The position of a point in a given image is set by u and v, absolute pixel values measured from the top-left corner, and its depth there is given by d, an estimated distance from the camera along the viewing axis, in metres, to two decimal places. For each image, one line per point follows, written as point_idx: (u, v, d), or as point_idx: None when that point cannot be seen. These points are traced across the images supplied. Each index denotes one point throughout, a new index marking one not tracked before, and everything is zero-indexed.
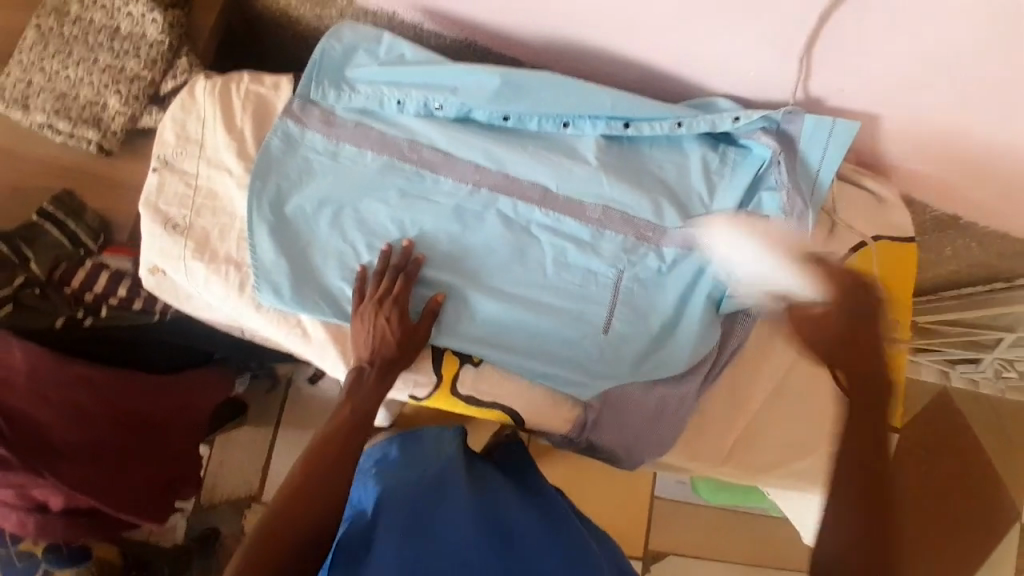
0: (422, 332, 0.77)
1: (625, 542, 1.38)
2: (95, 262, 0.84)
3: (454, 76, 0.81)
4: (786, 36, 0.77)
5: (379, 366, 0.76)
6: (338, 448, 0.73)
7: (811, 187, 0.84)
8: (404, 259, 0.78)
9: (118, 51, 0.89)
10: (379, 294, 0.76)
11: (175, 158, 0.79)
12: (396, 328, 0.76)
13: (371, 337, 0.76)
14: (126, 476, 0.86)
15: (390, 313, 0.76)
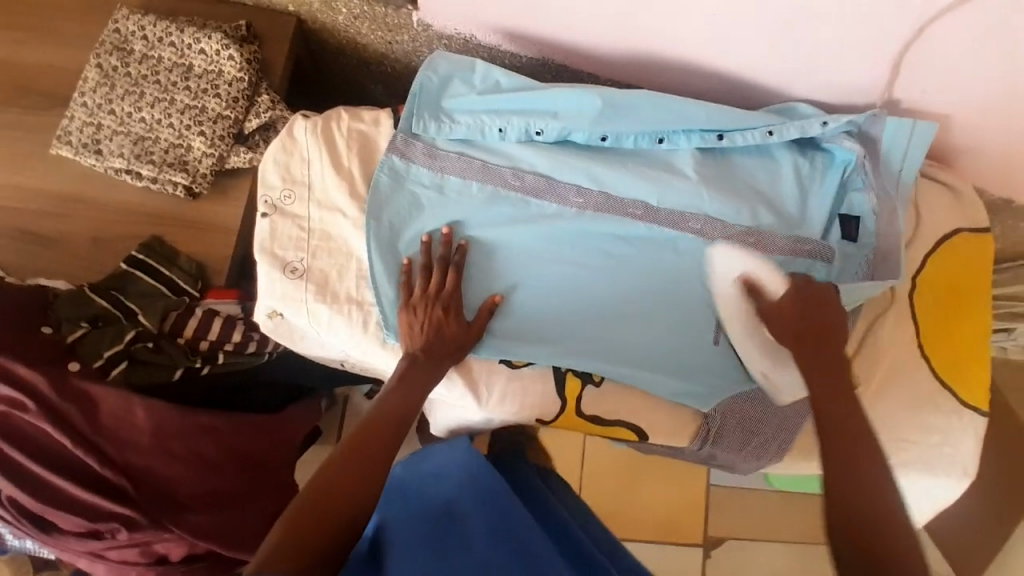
0: (474, 332, 0.77)
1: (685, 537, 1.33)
2: (205, 309, 0.83)
3: (554, 100, 0.83)
4: (878, 44, 0.81)
5: (428, 359, 0.75)
6: (369, 444, 0.69)
7: (895, 185, 0.87)
8: (451, 250, 0.78)
9: (197, 91, 0.88)
10: (433, 287, 0.76)
11: (284, 201, 0.80)
12: (451, 323, 0.76)
13: (424, 329, 0.75)
14: (244, 523, 0.82)
15: (445, 304, 0.76)
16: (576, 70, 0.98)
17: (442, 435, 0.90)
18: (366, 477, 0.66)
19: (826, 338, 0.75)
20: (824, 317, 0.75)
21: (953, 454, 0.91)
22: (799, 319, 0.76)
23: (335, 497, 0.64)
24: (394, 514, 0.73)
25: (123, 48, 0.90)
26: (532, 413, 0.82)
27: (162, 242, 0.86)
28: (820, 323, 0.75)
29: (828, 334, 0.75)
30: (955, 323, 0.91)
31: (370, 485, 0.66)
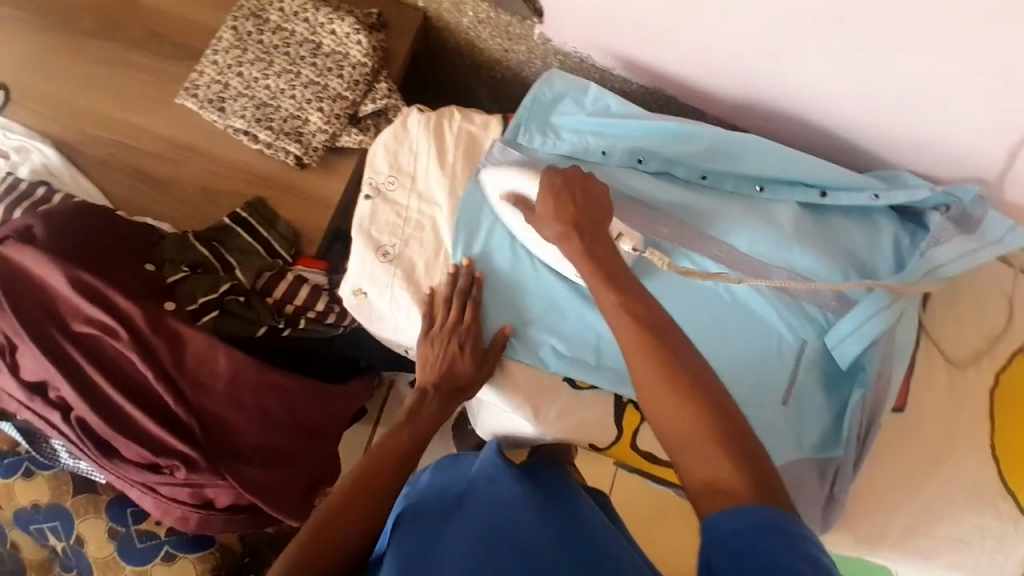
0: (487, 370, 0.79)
1: None
2: (295, 275, 0.86)
3: (660, 132, 0.85)
4: (1003, 132, 0.80)
5: (442, 392, 0.79)
6: (382, 473, 0.72)
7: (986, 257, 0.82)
8: (468, 284, 0.79)
9: (321, 67, 0.92)
10: (450, 322, 0.78)
11: (387, 186, 0.84)
12: (466, 359, 0.77)
13: (439, 362, 0.78)
14: (289, 486, 0.84)
15: (462, 339, 0.78)
16: (685, 105, 0.99)
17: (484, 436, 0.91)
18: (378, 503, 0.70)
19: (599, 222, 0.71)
20: (588, 201, 0.72)
21: (1002, 562, 0.87)
22: (574, 211, 0.72)
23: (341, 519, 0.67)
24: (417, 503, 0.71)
25: (259, 15, 0.95)
26: (585, 434, 0.84)
27: (266, 205, 0.90)
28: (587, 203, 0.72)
29: (601, 222, 0.72)
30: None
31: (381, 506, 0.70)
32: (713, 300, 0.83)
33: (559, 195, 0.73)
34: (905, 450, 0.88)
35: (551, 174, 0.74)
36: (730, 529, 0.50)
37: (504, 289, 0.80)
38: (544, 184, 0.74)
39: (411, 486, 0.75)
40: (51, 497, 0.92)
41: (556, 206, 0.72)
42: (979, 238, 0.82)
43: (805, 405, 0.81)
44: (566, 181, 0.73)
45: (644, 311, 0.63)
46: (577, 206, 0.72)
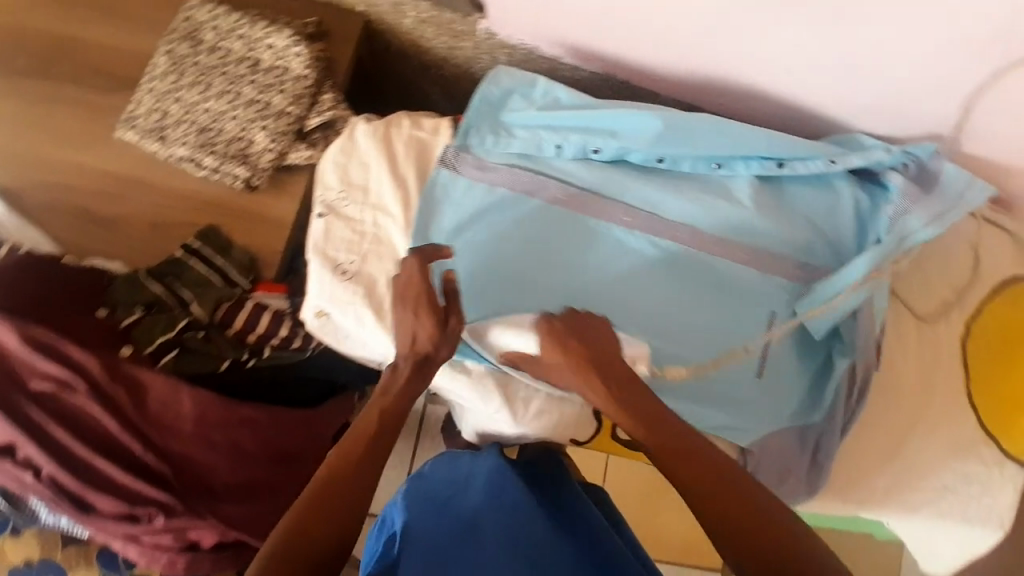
0: (454, 337, 0.70)
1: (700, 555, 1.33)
2: (255, 302, 0.84)
3: (612, 119, 0.83)
4: (958, 85, 0.79)
5: (412, 362, 0.70)
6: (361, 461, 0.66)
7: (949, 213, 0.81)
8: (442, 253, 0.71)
9: (262, 85, 0.88)
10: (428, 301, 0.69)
11: (339, 203, 0.81)
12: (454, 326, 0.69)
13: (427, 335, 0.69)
14: (271, 515, 0.84)
15: (450, 309, 0.70)
16: (639, 88, 0.96)
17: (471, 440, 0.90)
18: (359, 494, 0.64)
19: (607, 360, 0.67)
20: (597, 340, 0.67)
21: (990, 505, 0.87)
22: (604, 373, 0.66)
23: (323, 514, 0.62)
24: (416, 504, 0.74)
25: (193, 37, 0.91)
26: (567, 431, 0.82)
27: (218, 231, 0.87)
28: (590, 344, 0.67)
29: (615, 360, 0.67)
30: (1008, 376, 0.87)
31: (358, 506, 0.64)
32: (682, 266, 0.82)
33: (577, 355, 0.66)
34: (887, 413, 0.88)
35: (547, 318, 0.68)
36: None
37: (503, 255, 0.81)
38: (546, 331, 0.67)
39: (410, 485, 0.76)
40: (41, 552, 0.90)
41: (560, 354, 0.66)
42: (939, 196, 0.81)
43: (776, 376, 0.81)
44: (567, 322, 0.68)
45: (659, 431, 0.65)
46: (581, 351, 0.66)
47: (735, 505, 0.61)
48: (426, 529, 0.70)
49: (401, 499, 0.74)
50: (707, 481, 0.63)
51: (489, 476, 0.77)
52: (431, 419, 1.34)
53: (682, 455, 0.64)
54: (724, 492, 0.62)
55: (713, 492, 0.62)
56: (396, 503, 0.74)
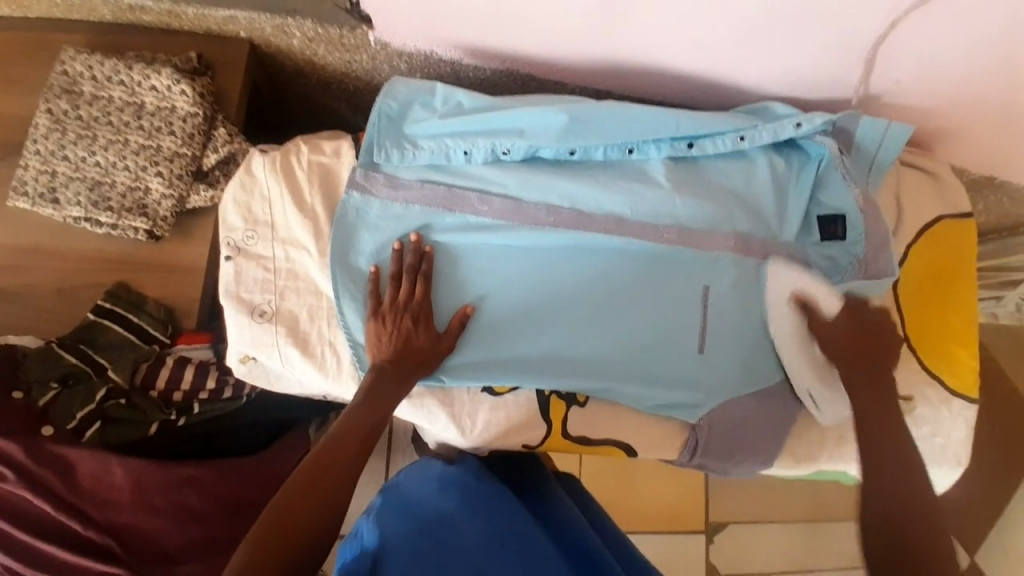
0: (444, 347, 0.76)
1: (685, 522, 1.35)
2: (176, 357, 0.82)
3: (518, 118, 0.81)
4: (847, 37, 0.79)
5: (398, 367, 0.73)
6: (334, 476, 0.67)
7: (870, 169, 0.87)
8: (417, 259, 0.77)
9: (151, 130, 0.85)
10: (402, 297, 0.75)
11: (247, 242, 0.78)
12: (422, 334, 0.75)
13: (394, 338, 0.74)
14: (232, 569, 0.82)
15: (416, 315, 0.75)
16: (544, 79, 0.95)
17: (433, 449, 0.87)
18: (333, 490, 0.67)
19: (872, 343, 0.77)
20: (877, 345, 0.76)
21: (945, 444, 0.89)
22: (856, 341, 0.77)
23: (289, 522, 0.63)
24: (391, 520, 0.67)
25: (71, 90, 0.87)
26: (517, 438, 0.81)
27: (128, 289, 0.83)
28: (878, 347, 0.77)
29: (883, 347, 0.77)
30: (945, 313, 0.89)
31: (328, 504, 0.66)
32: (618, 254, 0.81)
33: (852, 329, 0.77)
34: None
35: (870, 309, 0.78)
36: None
37: (450, 266, 0.80)
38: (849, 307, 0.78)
39: (387, 493, 0.71)
40: None
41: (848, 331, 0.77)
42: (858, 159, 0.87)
43: (720, 352, 0.80)
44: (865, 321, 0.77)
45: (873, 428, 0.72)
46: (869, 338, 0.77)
47: (892, 456, 0.70)
48: (404, 544, 0.64)
49: (377, 508, 0.69)
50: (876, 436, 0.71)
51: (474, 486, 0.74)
52: (399, 434, 1.32)
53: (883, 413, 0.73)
54: (892, 449, 0.70)
55: (875, 443, 0.71)
56: (371, 514, 0.69)
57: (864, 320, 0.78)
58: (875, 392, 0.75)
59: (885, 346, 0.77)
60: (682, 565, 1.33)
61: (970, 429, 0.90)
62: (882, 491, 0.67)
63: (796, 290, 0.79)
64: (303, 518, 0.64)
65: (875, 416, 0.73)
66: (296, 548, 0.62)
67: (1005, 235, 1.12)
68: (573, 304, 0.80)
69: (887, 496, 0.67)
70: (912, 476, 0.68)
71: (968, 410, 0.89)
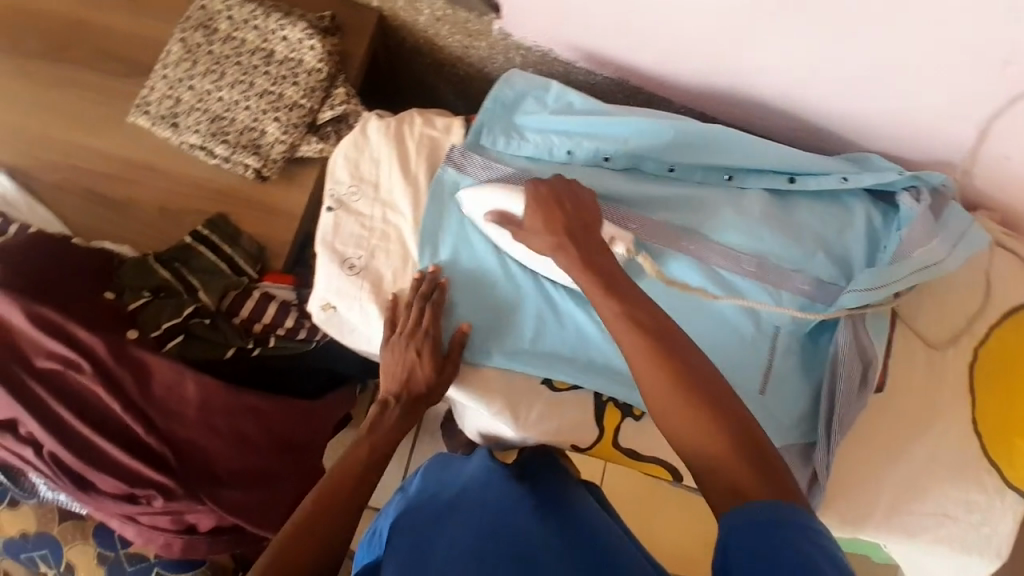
0: (448, 377, 0.77)
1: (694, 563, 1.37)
2: (262, 292, 0.85)
3: (625, 126, 0.83)
4: (972, 107, 0.79)
5: (404, 401, 0.78)
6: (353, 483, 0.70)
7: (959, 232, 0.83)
8: (429, 288, 0.77)
9: (276, 77, 0.89)
10: (408, 328, 0.76)
11: (349, 198, 0.82)
12: (425, 363, 0.76)
13: (399, 371, 0.77)
14: (273, 503, 0.85)
15: (421, 346, 0.76)
16: (652, 95, 0.97)
17: (477, 434, 0.90)
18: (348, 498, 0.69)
19: (590, 226, 0.70)
20: (569, 211, 0.70)
21: (990, 534, 0.88)
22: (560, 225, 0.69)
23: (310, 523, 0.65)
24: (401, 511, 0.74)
25: (208, 26, 0.92)
26: (566, 437, 0.82)
27: (227, 221, 0.88)
28: (572, 217, 0.70)
29: (592, 230, 0.69)
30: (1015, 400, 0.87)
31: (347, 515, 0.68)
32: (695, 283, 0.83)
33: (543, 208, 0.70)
34: (882, 431, 0.88)
35: (535, 185, 0.72)
36: (760, 521, 0.49)
37: (472, 287, 0.80)
38: (530, 200, 0.71)
39: (401, 492, 0.79)
40: (37, 526, 0.93)
41: (542, 219, 0.70)
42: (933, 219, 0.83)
43: (782, 392, 0.83)
44: (555, 189, 0.71)
45: (643, 315, 0.62)
46: (567, 213, 0.70)
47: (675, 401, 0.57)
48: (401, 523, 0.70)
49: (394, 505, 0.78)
50: (654, 373, 0.58)
51: (472, 480, 0.77)
52: (434, 415, 1.35)
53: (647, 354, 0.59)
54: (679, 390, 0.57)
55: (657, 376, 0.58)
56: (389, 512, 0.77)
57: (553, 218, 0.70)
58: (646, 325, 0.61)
59: (585, 221, 0.70)
60: None
61: (1018, 524, 0.88)
62: (666, 412, 0.57)
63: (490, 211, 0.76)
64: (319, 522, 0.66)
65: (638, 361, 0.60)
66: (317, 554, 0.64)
67: None
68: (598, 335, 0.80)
69: (685, 423, 0.56)
70: (691, 370, 0.57)
71: (1020, 504, 0.87)
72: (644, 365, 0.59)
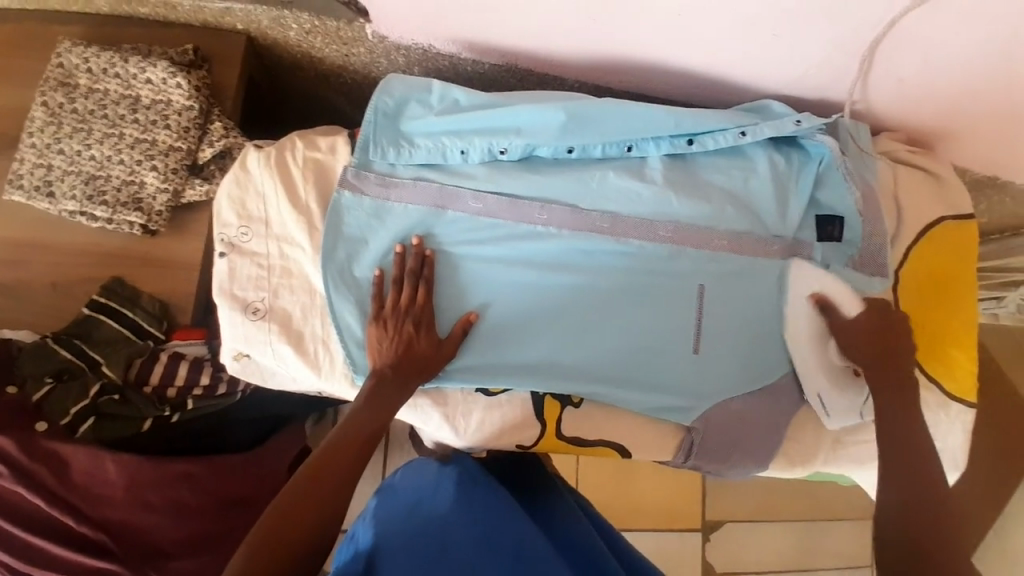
0: (445, 353, 0.75)
1: (684, 517, 1.44)
2: (170, 353, 0.81)
3: (514, 116, 0.80)
4: (856, 33, 0.78)
5: (395, 375, 0.73)
6: (325, 477, 0.68)
7: (868, 177, 0.88)
8: (418, 263, 0.76)
9: (146, 124, 0.85)
10: (403, 301, 0.75)
11: (240, 238, 0.76)
12: (423, 338, 0.74)
13: (393, 345, 0.73)
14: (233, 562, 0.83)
15: (417, 321, 0.75)
16: (542, 74, 0.94)
17: (430, 446, 0.88)
18: (328, 497, 0.67)
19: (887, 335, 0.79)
20: (890, 330, 0.79)
21: (941, 448, 0.89)
22: (875, 341, 0.79)
23: (292, 522, 0.65)
24: (389, 518, 0.69)
25: (68, 83, 0.87)
26: (511, 439, 0.81)
27: (122, 283, 0.83)
28: (894, 339, 0.79)
29: (900, 336, 0.80)
30: (942, 318, 0.89)
31: (327, 515, 0.67)
32: (617, 260, 0.83)
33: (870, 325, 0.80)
34: None
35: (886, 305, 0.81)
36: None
37: (448, 273, 0.79)
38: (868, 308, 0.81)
39: (381, 494, 0.73)
40: None
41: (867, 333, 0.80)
42: (849, 146, 0.88)
43: (714, 353, 0.82)
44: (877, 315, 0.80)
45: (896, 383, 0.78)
46: (885, 334, 0.79)
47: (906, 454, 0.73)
48: (398, 534, 0.67)
49: (372, 509, 0.71)
50: (896, 434, 0.75)
51: (463, 480, 0.75)
52: (398, 429, 1.34)
53: (899, 402, 0.76)
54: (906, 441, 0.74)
55: (896, 442, 0.74)
56: (367, 516, 0.71)
57: (876, 317, 0.80)
58: (883, 358, 0.78)
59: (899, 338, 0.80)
60: (680, 561, 1.42)
61: (969, 433, 0.89)
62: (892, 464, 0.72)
63: (816, 288, 0.83)
64: (302, 522, 0.65)
65: (889, 407, 0.76)
66: (290, 557, 0.63)
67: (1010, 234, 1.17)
68: (546, 294, 0.81)
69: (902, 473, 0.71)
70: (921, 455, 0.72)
71: (967, 414, 0.89)
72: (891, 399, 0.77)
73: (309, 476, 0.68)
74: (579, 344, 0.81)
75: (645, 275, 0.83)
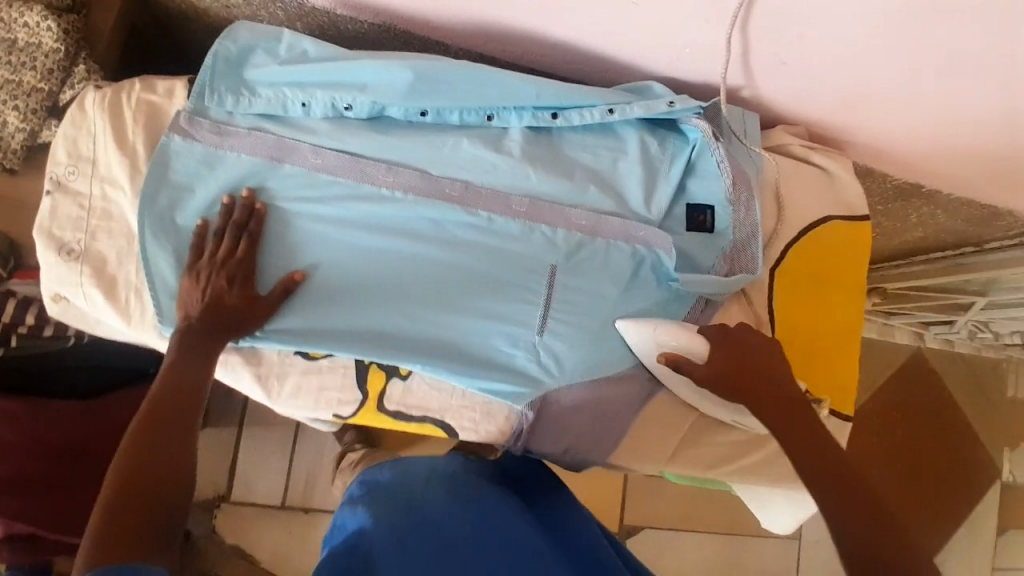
0: (261, 311, 0.73)
1: (602, 515, 1.38)
2: (2, 290, 0.84)
3: (360, 71, 0.77)
4: (716, 5, 0.73)
5: (207, 324, 0.71)
6: (160, 420, 0.69)
7: (753, 168, 0.82)
8: (244, 216, 0.74)
9: (15, 65, 0.82)
10: (221, 253, 0.73)
11: (67, 177, 0.75)
12: (236, 292, 0.72)
13: (204, 296, 0.72)
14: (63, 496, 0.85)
15: (233, 274, 0.72)
16: (424, 38, 0.91)
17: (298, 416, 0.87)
18: (167, 444, 0.68)
19: (746, 354, 0.74)
20: (745, 350, 0.74)
21: None
22: (732, 364, 0.74)
23: (142, 467, 0.66)
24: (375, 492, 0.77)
25: None
26: (329, 408, 0.79)
27: None
28: (750, 352, 0.74)
29: (753, 349, 0.74)
30: (833, 335, 0.83)
31: (175, 458, 0.68)
32: (466, 232, 0.79)
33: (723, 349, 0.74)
34: None
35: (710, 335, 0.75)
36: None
37: (279, 229, 0.76)
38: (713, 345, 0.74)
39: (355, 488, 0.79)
40: None
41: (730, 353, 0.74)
42: (729, 133, 0.82)
43: (558, 337, 0.78)
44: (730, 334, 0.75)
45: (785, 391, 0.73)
46: (743, 354, 0.74)
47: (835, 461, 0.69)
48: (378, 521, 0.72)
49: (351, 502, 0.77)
50: (811, 448, 0.70)
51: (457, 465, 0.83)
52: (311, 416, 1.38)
53: (805, 431, 0.71)
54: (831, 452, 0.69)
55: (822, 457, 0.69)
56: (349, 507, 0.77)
57: (730, 341, 0.75)
58: (750, 372, 0.74)
59: (760, 362, 0.74)
60: None
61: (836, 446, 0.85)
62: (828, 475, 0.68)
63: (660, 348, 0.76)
64: (151, 474, 0.66)
65: (797, 441, 0.71)
66: (150, 502, 0.64)
67: (952, 251, 1.12)
68: (385, 259, 0.78)
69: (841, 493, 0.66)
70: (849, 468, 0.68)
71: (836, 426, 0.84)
72: (778, 407, 0.73)
73: (135, 439, 0.68)
74: (415, 314, 0.78)
75: (491, 249, 0.79)
